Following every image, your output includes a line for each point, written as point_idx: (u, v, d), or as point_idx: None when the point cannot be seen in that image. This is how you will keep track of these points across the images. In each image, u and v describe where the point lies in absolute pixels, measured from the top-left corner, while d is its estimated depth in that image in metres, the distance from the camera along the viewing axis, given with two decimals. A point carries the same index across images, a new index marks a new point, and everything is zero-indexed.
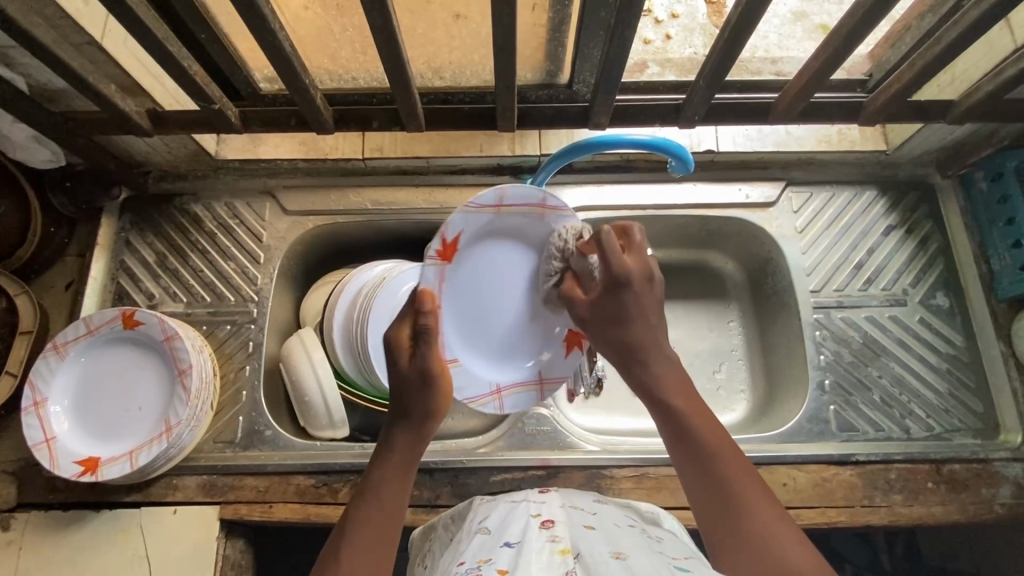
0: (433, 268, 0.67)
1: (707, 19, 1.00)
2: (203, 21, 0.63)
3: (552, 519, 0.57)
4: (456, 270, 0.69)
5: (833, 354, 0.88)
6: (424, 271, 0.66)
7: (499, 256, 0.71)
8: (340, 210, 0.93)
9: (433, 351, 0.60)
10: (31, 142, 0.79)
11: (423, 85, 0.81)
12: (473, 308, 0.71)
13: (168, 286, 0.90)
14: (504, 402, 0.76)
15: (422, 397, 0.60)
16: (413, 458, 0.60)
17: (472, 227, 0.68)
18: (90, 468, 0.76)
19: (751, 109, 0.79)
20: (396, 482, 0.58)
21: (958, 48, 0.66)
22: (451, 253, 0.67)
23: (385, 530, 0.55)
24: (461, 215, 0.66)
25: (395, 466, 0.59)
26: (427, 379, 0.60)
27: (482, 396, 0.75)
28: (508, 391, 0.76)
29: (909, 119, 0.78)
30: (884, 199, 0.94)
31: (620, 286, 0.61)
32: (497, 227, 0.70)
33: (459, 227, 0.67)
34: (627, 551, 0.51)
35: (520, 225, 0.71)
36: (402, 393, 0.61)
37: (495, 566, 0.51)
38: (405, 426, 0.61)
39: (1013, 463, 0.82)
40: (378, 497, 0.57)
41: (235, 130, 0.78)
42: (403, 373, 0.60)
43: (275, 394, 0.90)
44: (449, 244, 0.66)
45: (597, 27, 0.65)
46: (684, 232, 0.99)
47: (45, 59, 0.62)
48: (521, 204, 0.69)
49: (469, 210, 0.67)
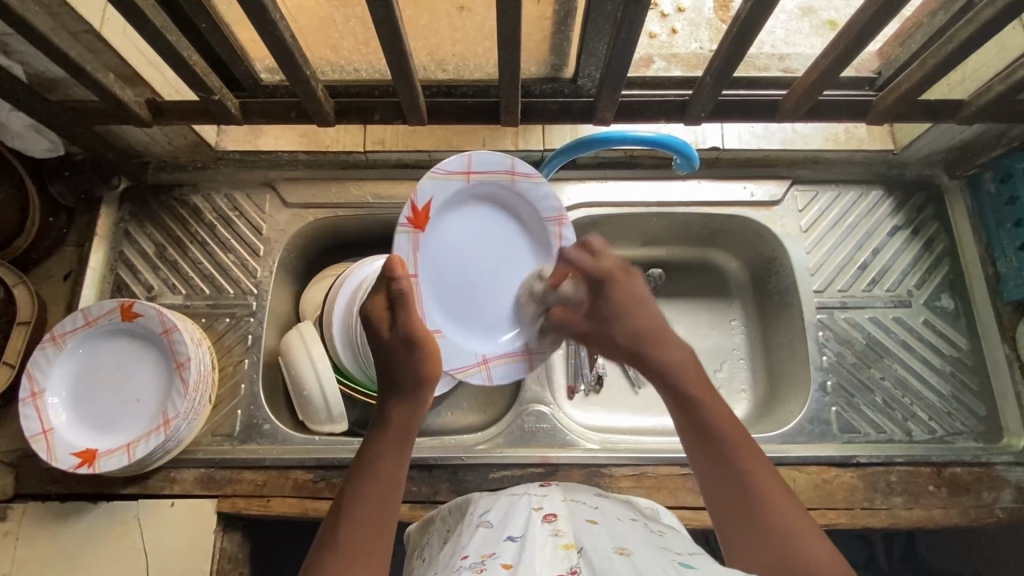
0: (406, 236, 0.70)
1: (713, 14, 0.99)
2: (204, 11, 0.62)
3: (555, 514, 0.57)
4: (429, 236, 0.73)
5: (836, 355, 0.88)
6: (397, 239, 0.70)
7: (473, 220, 0.76)
8: (340, 203, 0.92)
9: (408, 314, 0.63)
10: (30, 131, 0.79)
11: (425, 77, 0.80)
12: (445, 278, 0.74)
13: (166, 278, 0.90)
14: (491, 372, 0.76)
15: (409, 361, 0.62)
16: (412, 429, 0.60)
17: (441, 195, 0.72)
18: (87, 460, 0.76)
19: (758, 107, 0.78)
20: (394, 453, 0.57)
21: (971, 47, 0.65)
22: (422, 219, 0.71)
23: (385, 492, 0.54)
24: (429, 181, 0.71)
25: (390, 437, 0.58)
26: (409, 343, 0.62)
27: (469, 365, 0.75)
28: (496, 361, 0.76)
29: (918, 118, 0.77)
30: (890, 199, 0.93)
31: (615, 281, 0.68)
32: (466, 196, 0.75)
33: (430, 194, 0.71)
34: (631, 546, 0.50)
35: (488, 193, 0.76)
36: (388, 359, 0.63)
37: (499, 560, 0.50)
38: (401, 394, 0.61)
39: (1016, 467, 0.82)
40: (376, 466, 0.56)
41: (236, 121, 0.77)
42: (387, 340, 0.63)
43: (274, 387, 0.90)
44: (418, 210, 0.70)
45: (603, 20, 0.63)
46: (686, 230, 0.98)
47: (43, 49, 0.61)
48: (487, 171, 0.74)
49: (437, 177, 0.71)
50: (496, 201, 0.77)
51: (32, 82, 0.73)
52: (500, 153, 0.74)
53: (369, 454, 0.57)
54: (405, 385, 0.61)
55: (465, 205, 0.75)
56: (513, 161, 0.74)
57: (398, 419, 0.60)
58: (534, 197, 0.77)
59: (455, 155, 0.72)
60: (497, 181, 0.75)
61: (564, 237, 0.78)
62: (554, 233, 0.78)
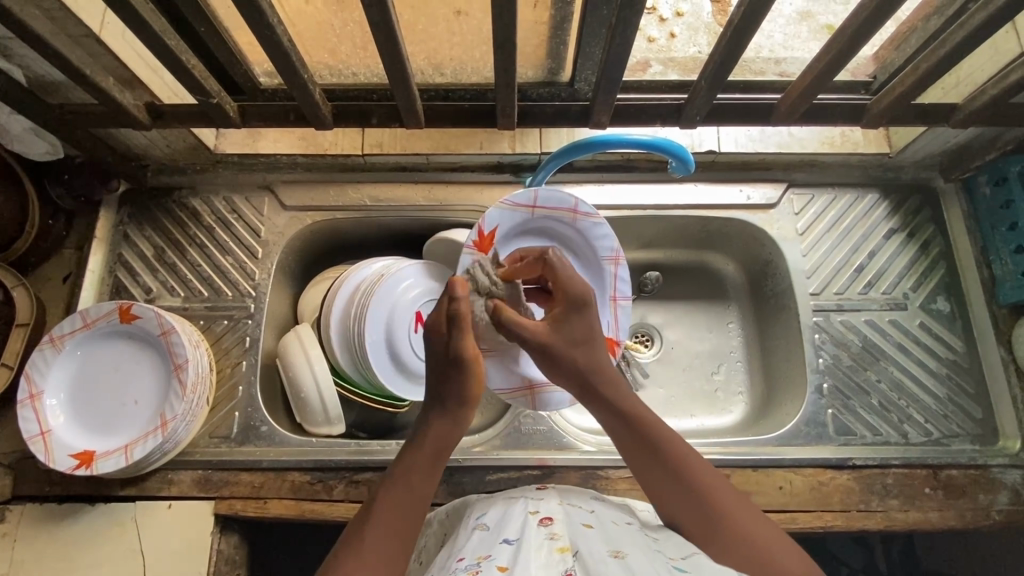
0: (468, 256, 0.77)
1: (712, 18, 1.00)
2: (203, 15, 0.63)
3: (551, 517, 0.57)
4: (493, 260, 0.79)
5: (832, 357, 0.88)
6: (461, 258, 0.77)
7: (535, 251, 0.82)
8: (338, 206, 0.92)
9: (464, 335, 0.61)
10: (30, 133, 0.79)
11: (422, 81, 0.81)
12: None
13: (165, 280, 0.90)
14: (535, 398, 0.80)
15: (456, 380, 0.60)
16: (447, 447, 0.59)
17: (506, 224, 0.79)
18: (85, 462, 0.76)
19: (754, 110, 0.78)
20: (427, 469, 0.57)
21: (964, 51, 0.65)
22: (487, 244, 0.78)
23: (411, 508, 0.55)
24: (496, 210, 0.77)
25: (426, 451, 0.58)
26: (459, 362, 0.60)
27: (515, 387, 0.79)
28: (543, 389, 0.79)
29: (912, 122, 0.77)
30: (886, 202, 0.94)
31: (584, 303, 0.65)
32: (529, 225, 0.81)
33: (496, 221, 0.78)
34: (626, 549, 0.51)
35: (549, 227, 0.81)
36: (439, 372, 0.61)
37: (495, 562, 0.50)
38: (443, 412, 0.60)
39: (1011, 470, 0.82)
40: (408, 480, 0.56)
41: (234, 124, 0.77)
42: (440, 354, 0.62)
43: (272, 390, 0.90)
44: (484, 235, 0.77)
45: (598, 25, 0.64)
46: (683, 233, 0.98)
47: (42, 52, 0.61)
48: (551, 206, 0.79)
49: (505, 207, 0.78)
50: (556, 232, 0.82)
51: (31, 85, 0.73)
52: (567, 192, 0.79)
53: (405, 464, 0.57)
54: (450, 403, 0.60)
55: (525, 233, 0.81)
56: (579, 201, 0.79)
57: (436, 432, 0.59)
58: (595, 235, 0.81)
59: (525, 189, 0.78)
60: (559, 217, 0.80)
61: (620, 276, 0.82)
62: (611, 272, 0.82)
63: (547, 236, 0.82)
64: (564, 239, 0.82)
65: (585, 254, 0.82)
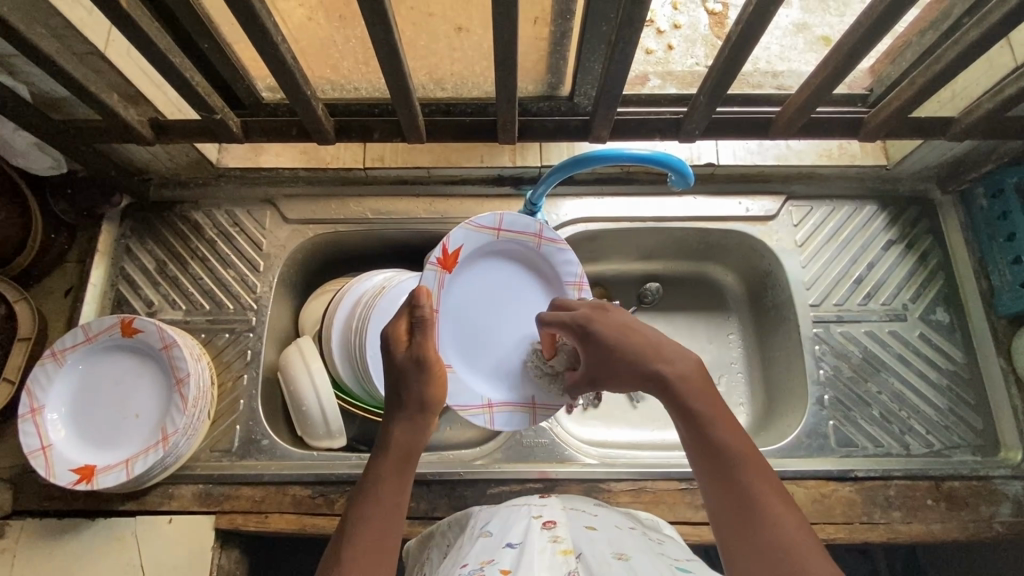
0: (432, 272, 0.74)
1: (708, 30, 1.01)
2: (208, 33, 0.63)
3: (554, 521, 0.57)
4: (453, 280, 0.76)
5: (833, 369, 0.88)
6: (425, 274, 0.74)
7: (495, 275, 0.80)
8: (340, 218, 0.93)
9: (428, 337, 0.62)
10: (34, 149, 0.80)
11: (424, 96, 0.81)
12: (465, 326, 0.77)
13: (167, 294, 0.90)
14: (494, 418, 0.75)
15: (417, 383, 0.60)
16: (415, 451, 0.58)
17: (471, 244, 0.76)
18: (85, 477, 0.76)
19: (753, 123, 0.79)
20: (393, 478, 0.55)
21: (958, 67, 0.66)
22: (450, 262, 0.75)
23: (386, 520, 0.53)
24: (461, 229, 0.75)
25: (394, 458, 0.56)
26: (419, 365, 0.60)
27: (473, 405, 0.75)
28: (500, 408, 0.76)
29: (909, 135, 0.78)
30: (884, 214, 0.94)
31: (589, 325, 0.63)
32: (496, 248, 0.79)
33: (460, 241, 0.75)
34: (629, 551, 0.51)
35: (513, 251, 0.80)
36: (398, 381, 0.61)
37: (498, 566, 0.50)
38: (405, 417, 0.59)
39: (1014, 481, 0.82)
40: (378, 491, 0.54)
41: (237, 139, 0.78)
42: (400, 360, 0.61)
43: (273, 403, 0.90)
44: (449, 253, 0.74)
45: (598, 41, 0.64)
46: (684, 244, 0.99)
47: (47, 70, 0.62)
48: (517, 231, 0.78)
49: (470, 228, 0.76)
50: (519, 255, 0.81)
51: (36, 101, 0.74)
52: (533, 218, 0.78)
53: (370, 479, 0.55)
54: (410, 408, 0.59)
55: (491, 254, 0.79)
56: (543, 226, 0.78)
57: (397, 438, 0.57)
58: (558, 261, 0.80)
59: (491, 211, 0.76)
60: (523, 241, 0.79)
61: None
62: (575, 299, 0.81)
63: (506, 257, 0.80)
64: (529, 263, 0.81)
65: (545, 278, 0.81)
